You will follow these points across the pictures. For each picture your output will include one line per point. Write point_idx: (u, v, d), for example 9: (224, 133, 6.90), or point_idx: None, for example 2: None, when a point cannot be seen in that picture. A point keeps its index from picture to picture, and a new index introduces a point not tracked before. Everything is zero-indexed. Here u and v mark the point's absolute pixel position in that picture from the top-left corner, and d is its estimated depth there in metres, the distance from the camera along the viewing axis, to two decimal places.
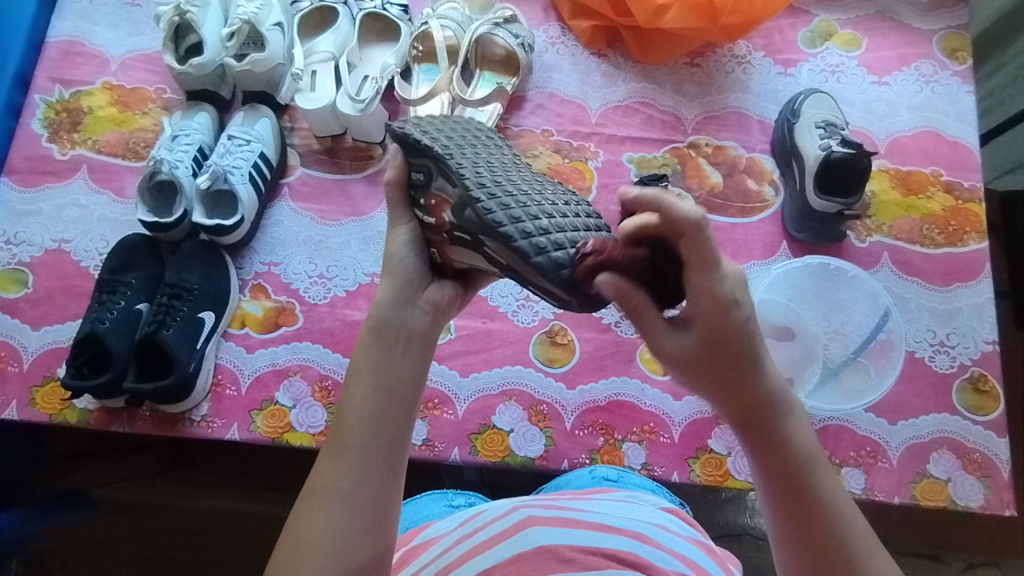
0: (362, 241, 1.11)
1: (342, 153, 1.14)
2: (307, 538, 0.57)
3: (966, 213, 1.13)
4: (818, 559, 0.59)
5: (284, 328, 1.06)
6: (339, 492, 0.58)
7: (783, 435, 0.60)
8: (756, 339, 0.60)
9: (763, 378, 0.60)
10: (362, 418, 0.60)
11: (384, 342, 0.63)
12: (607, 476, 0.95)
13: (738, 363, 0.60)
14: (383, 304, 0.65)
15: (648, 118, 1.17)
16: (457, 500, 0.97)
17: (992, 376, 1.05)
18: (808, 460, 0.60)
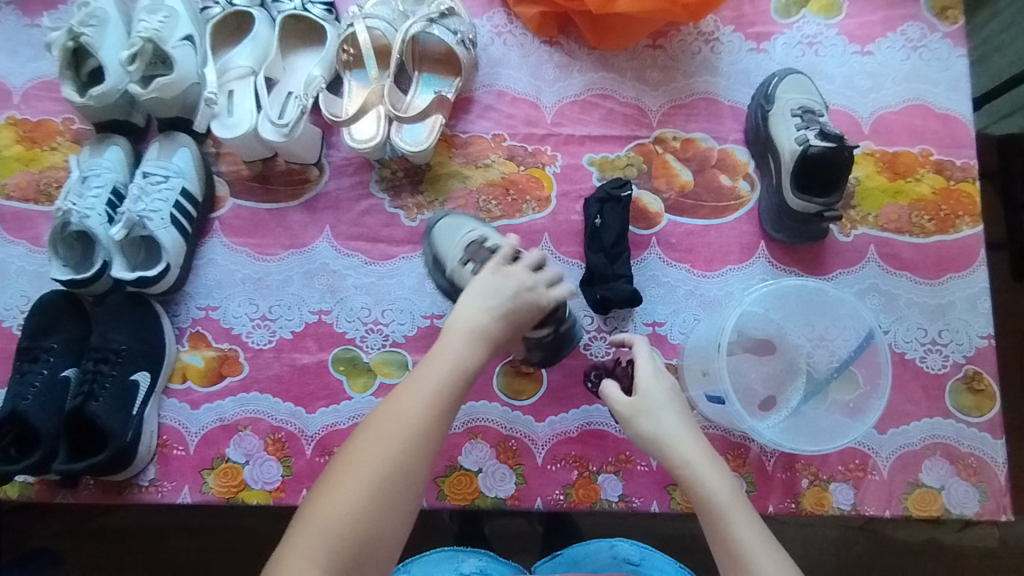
0: (305, 276, 1.02)
1: (274, 178, 1.04)
2: (363, 466, 0.63)
3: (959, 195, 1.04)
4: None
5: (229, 378, 0.98)
6: (382, 458, 0.63)
7: (703, 477, 0.70)
8: (677, 399, 0.77)
9: (687, 428, 0.74)
10: (442, 377, 0.69)
11: (476, 327, 0.74)
12: (627, 558, 0.95)
13: (662, 415, 0.75)
14: (486, 301, 0.76)
15: (609, 113, 1.06)
16: (467, 566, 0.96)
17: (988, 373, 0.98)
18: (727, 500, 0.68)
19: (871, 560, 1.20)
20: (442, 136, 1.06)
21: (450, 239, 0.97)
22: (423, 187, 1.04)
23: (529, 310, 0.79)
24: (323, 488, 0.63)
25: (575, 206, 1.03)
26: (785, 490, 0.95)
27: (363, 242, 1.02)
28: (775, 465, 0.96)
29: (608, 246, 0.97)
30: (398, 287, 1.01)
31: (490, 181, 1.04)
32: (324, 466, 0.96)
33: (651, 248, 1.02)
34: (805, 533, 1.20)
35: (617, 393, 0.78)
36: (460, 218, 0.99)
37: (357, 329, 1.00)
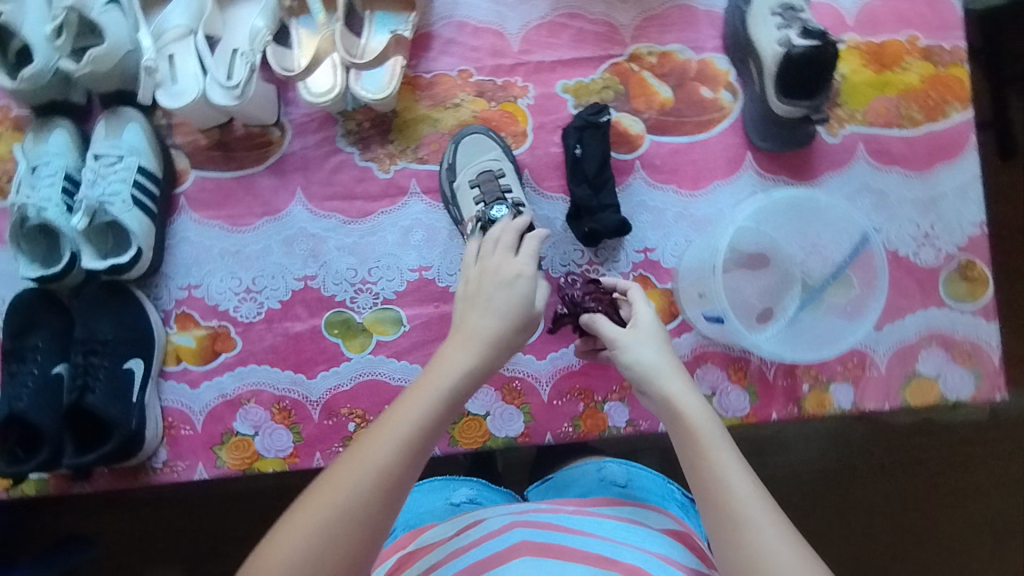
0: (284, 242, 0.98)
1: (235, 144, 0.99)
2: (350, 466, 0.58)
3: (948, 80, 0.99)
4: (721, 514, 0.59)
5: (224, 355, 0.97)
6: (356, 483, 0.57)
7: (682, 409, 0.66)
8: (657, 332, 0.75)
9: (664, 356, 0.72)
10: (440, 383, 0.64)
11: (485, 336, 0.68)
12: (615, 481, 0.93)
13: (643, 346, 0.73)
14: (494, 291, 0.71)
15: (579, 33, 1.00)
16: (457, 496, 0.94)
17: (981, 260, 0.98)
18: (705, 428, 0.64)
19: (869, 446, 1.24)
20: (405, 79, 1.00)
21: (469, 157, 0.95)
22: (392, 135, 0.99)
23: (507, 295, 0.71)
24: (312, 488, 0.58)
25: (553, 137, 0.99)
26: (787, 396, 0.97)
27: (339, 201, 0.99)
28: (776, 374, 0.97)
29: (590, 176, 0.93)
30: (382, 243, 0.99)
31: (462, 122, 0.99)
32: (333, 428, 0.97)
33: (636, 172, 0.99)
34: (803, 432, 1.23)
35: (605, 327, 0.76)
36: (488, 141, 0.95)
37: (345, 291, 0.98)
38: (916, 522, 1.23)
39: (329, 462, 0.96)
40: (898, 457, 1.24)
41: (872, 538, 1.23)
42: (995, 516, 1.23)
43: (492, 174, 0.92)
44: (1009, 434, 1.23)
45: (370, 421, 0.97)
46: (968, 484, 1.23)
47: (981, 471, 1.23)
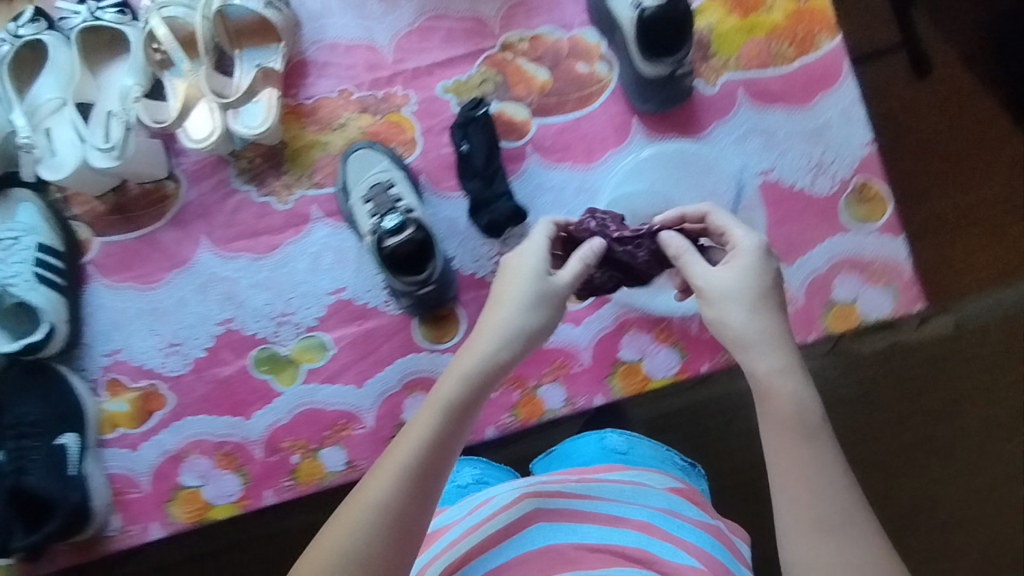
0: (197, 291, 0.99)
1: (132, 204, 0.99)
2: (367, 494, 0.56)
3: (812, 12, 1.01)
4: (817, 517, 0.55)
5: (158, 413, 0.98)
6: (367, 524, 0.54)
7: (786, 392, 0.59)
8: (769, 293, 0.65)
9: (775, 329, 0.63)
10: (446, 396, 0.61)
11: (496, 340, 0.64)
12: (616, 447, 0.88)
13: (738, 308, 0.64)
14: (513, 285, 0.67)
15: (449, 33, 1.01)
16: (462, 478, 0.88)
17: (875, 180, 1.00)
18: (811, 423, 0.58)
19: (852, 379, 1.16)
20: (287, 109, 1.00)
21: (359, 174, 0.95)
22: (285, 166, 1.00)
23: (524, 282, 0.67)
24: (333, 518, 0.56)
25: (442, 139, 1.00)
26: (713, 346, 0.98)
27: (244, 240, 0.99)
28: (698, 326, 0.98)
29: (479, 169, 0.95)
30: (294, 273, 0.99)
31: (350, 141, 1.00)
32: (278, 463, 0.97)
33: (528, 157, 1.01)
34: None
35: (700, 271, 0.68)
36: (374, 154, 0.96)
37: (267, 327, 0.99)
38: (906, 451, 1.17)
39: (280, 497, 0.97)
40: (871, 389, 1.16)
41: (876, 470, 1.17)
42: (1002, 415, 1.17)
43: (381, 185, 0.92)
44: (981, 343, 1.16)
45: (313, 449, 0.97)
46: (952, 401, 1.16)
47: (964, 384, 1.16)
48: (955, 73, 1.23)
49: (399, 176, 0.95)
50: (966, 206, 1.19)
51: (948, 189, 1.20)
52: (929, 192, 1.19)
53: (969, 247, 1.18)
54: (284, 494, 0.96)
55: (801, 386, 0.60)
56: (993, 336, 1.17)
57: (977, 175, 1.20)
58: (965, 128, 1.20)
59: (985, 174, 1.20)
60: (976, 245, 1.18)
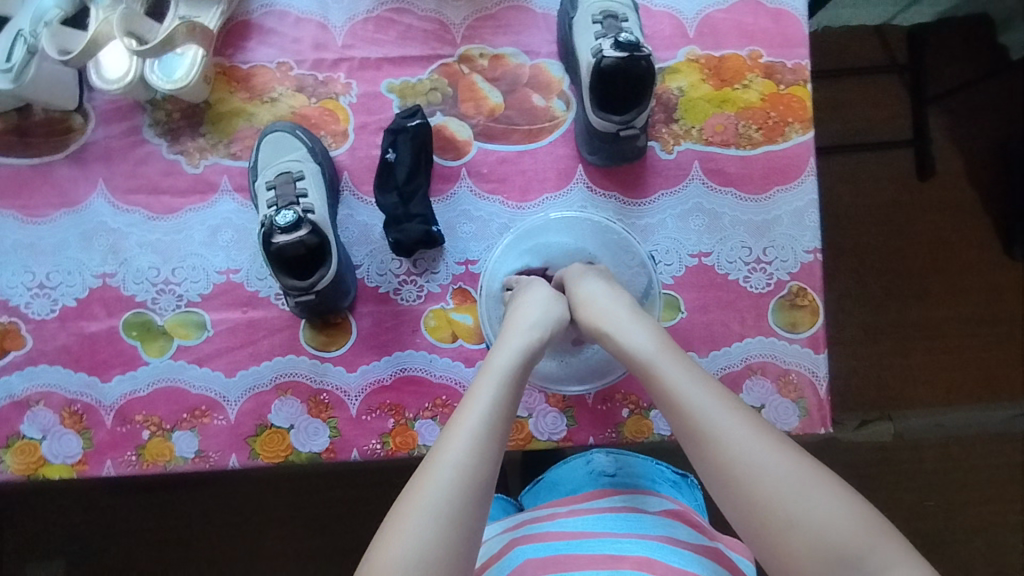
0: (82, 237, 0.93)
1: (33, 130, 0.93)
2: (441, 458, 0.62)
3: (789, 99, 0.95)
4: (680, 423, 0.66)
5: (13, 353, 0.92)
6: (447, 480, 0.61)
7: (627, 335, 0.74)
8: (603, 286, 0.82)
9: (613, 299, 0.79)
10: (497, 371, 0.70)
11: (527, 338, 0.74)
12: (604, 470, 0.91)
13: (590, 297, 0.80)
14: (520, 307, 0.80)
15: (407, 30, 0.95)
16: None
17: (813, 288, 0.94)
18: (654, 349, 0.72)
19: None
20: (220, 68, 0.94)
21: (272, 156, 0.91)
22: (203, 128, 0.94)
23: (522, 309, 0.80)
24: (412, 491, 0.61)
25: (375, 139, 0.94)
26: (605, 420, 0.93)
27: (144, 195, 0.93)
28: (594, 397, 0.94)
29: (400, 183, 0.91)
30: (188, 242, 0.94)
31: (278, 118, 0.94)
32: (126, 435, 0.92)
33: (461, 180, 0.95)
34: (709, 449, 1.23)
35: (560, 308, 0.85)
36: (293, 140, 0.91)
37: (146, 291, 0.93)
38: None
39: (119, 470, 0.91)
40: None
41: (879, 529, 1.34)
42: (926, 506, 1.34)
43: (289, 175, 0.88)
44: (909, 457, 1.35)
45: (166, 429, 0.92)
46: (883, 495, 1.34)
47: (904, 482, 1.34)
48: (887, 205, 1.39)
49: (311, 168, 0.90)
50: (915, 322, 1.37)
51: (906, 302, 1.37)
52: (889, 302, 1.37)
53: (911, 359, 1.36)
54: (124, 469, 0.91)
55: (626, 330, 0.74)
56: (920, 451, 1.35)
57: (928, 295, 1.38)
58: (893, 255, 1.38)
59: (937, 297, 1.38)
60: (903, 359, 1.36)
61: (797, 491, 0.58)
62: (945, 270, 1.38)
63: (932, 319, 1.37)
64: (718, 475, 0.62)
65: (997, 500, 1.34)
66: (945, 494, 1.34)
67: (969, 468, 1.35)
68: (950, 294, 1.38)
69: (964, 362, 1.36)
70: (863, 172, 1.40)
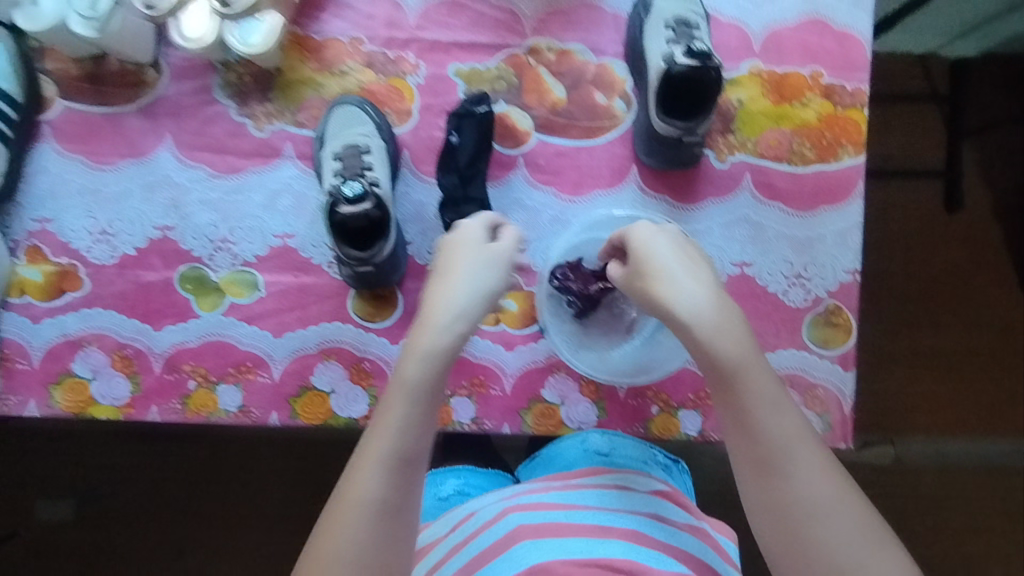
0: (146, 188, 0.95)
1: (107, 79, 0.95)
2: (357, 488, 0.63)
3: (845, 122, 0.98)
4: (756, 450, 0.65)
5: (70, 294, 0.95)
6: (361, 515, 0.62)
7: (720, 343, 0.67)
8: (686, 266, 0.72)
9: (700, 288, 0.70)
10: (412, 385, 0.67)
11: (436, 342, 0.69)
12: (598, 450, 0.93)
13: (677, 280, 0.71)
14: (435, 297, 0.72)
15: (478, 17, 0.97)
16: (445, 489, 1.00)
17: (848, 308, 0.97)
18: (748, 362, 0.67)
19: None
20: (294, 37, 0.96)
21: (340, 127, 0.93)
22: (272, 94, 0.96)
23: (440, 295, 0.71)
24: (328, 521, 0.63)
25: (438, 121, 0.97)
26: (634, 415, 0.97)
27: (209, 153, 0.96)
28: (627, 392, 0.97)
29: (462, 166, 0.93)
30: (247, 203, 0.96)
31: (346, 91, 0.96)
32: (173, 384, 0.95)
33: (517, 169, 0.97)
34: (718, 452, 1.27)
35: (618, 271, 0.78)
36: (361, 115, 0.94)
37: (204, 247, 0.96)
38: None
39: (164, 417, 0.95)
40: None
41: None
42: (923, 527, 1.38)
43: (357, 148, 0.91)
44: (907, 480, 1.38)
45: (212, 381, 0.95)
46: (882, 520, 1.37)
47: (903, 505, 1.37)
48: (919, 232, 1.42)
49: (378, 144, 0.93)
50: (928, 349, 1.40)
51: (920, 330, 1.40)
52: (904, 328, 1.40)
53: (920, 386, 1.39)
54: (169, 415, 0.95)
55: (717, 335, 0.68)
56: (922, 475, 1.38)
57: (943, 325, 1.40)
58: (917, 281, 1.41)
59: (952, 328, 1.41)
60: (916, 385, 1.40)
61: (858, 553, 0.61)
62: (967, 303, 1.41)
63: (945, 349, 1.40)
64: (779, 509, 0.64)
65: (990, 529, 1.38)
66: (941, 518, 1.38)
67: (967, 496, 1.38)
68: (965, 327, 1.41)
69: (970, 394, 1.40)
70: (896, 198, 1.42)
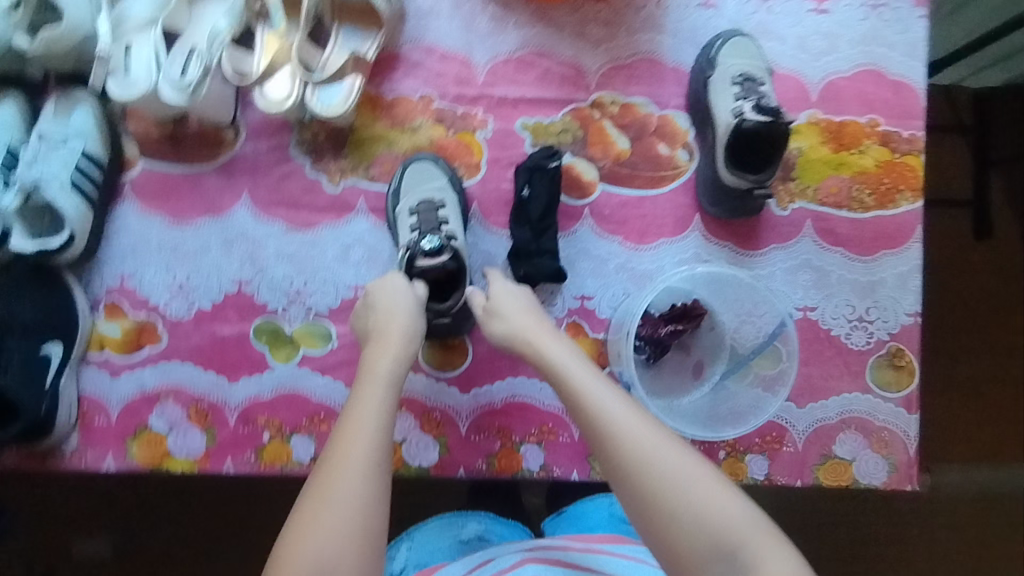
0: (223, 244, 0.98)
1: (186, 140, 0.98)
2: (339, 474, 0.66)
3: (903, 168, 1.00)
4: (590, 427, 0.70)
5: (148, 349, 0.97)
6: (349, 489, 0.65)
7: (546, 349, 0.77)
8: (518, 299, 0.84)
9: (507, 317, 0.82)
10: (384, 377, 0.74)
11: (383, 347, 0.78)
12: (624, 517, 0.95)
13: (509, 311, 0.83)
14: (367, 327, 0.83)
15: (545, 73, 1.00)
16: (467, 532, 0.95)
17: (910, 351, 0.98)
18: (567, 360, 0.76)
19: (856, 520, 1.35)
20: (367, 96, 0.99)
21: (415, 183, 0.96)
22: (346, 150, 0.99)
23: (385, 319, 0.81)
24: (309, 506, 0.65)
25: (506, 173, 0.99)
26: None
27: (283, 208, 0.98)
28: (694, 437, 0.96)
29: (534, 220, 0.95)
30: (322, 256, 0.98)
31: (417, 147, 0.99)
32: (247, 436, 0.96)
33: (583, 219, 1.00)
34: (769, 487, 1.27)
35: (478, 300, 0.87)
36: (436, 168, 0.97)
37: (279, 300, 0.98)
38: None
39: (238, 469, 0.95)
40: (842, 523, 1.35)
41: None
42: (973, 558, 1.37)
43: (432, 204, 0.93)
44: (950, 511, 1.37)
45: (286, 433, 0.96)
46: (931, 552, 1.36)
47: (952, 537, 1.37)
48: (960, 261, 1.43)
49: (452, 199, 0.96)
50: (967, 380, 1.41)
51: (959, 360, 1.41)
52: (946, 358, 1.41)
53: (962, 417, 1.40)
54: (243, 468, 0.95)
55: (551, 344, 0.78)
56: (970, 505, 1.38)
57: (983, 355, 1.41)
58: (958, 312, 1.42)
59: (992, 359, 1.41)
60: (961, 415, 1.40)
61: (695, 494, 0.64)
62: (1009, 332, 1.42)
63: (988, 379, 1.41)
64: (627, 475, 0.66)
65: None
66: (992, 549, 1.37)
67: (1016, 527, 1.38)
68: (1006, 357, 1.41)
69: (1012, 425, 1.40)
70: (936, 232, 1.44)
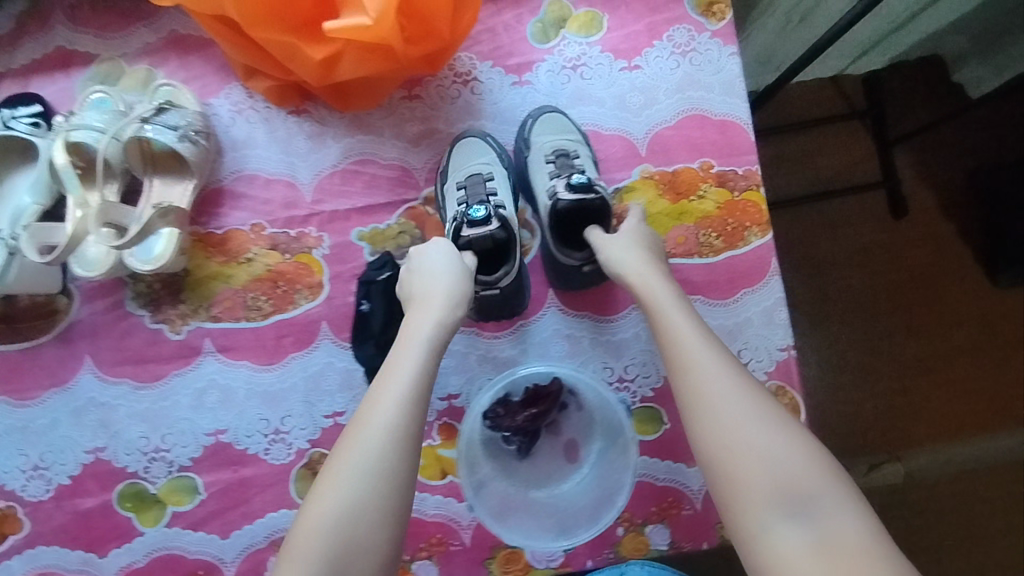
0: (73, 414, 0.95)
1: (20, 315, 0.96)
2: (371, 419, 0.69)
3: (744, 205, 0.99)
4: (676, 363, 0.73)
5: (11, 538, 0.93)
6: (380, 435, 0.68)
7: (649, 282, 0.80)
8: (633, 235, 0.86)
9: (621, 238, 0.85)
10: (420, 334, 0.76)
11: (426, 304, 0.79)
12: None
13: (627, 239, 0.85)
14: (420, 280, 0.83)
15: (372, 179, 0.99)
16: None
17: (791, 386, 0.96)
18: (667, 300, 0.78)
19: None
20: (197, 236, 0.98)
21: (462, 162, 0.96)
22: (184, 295, 0.97)
23: (428, 289, 0.81)
24: (341, 455, 0.68)
25: (350, 287, 0.97)
26: (601, 542, 0.93)
27: (129, 365, 0.96)
28: (583, 523, 0.90)
29: (376, 333, 0.95)
30: (176, 407, 0.95)
31: (255, 278, 0.97)
32: None
33: None
34: None
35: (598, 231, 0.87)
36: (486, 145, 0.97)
37: (138, 461, 0.95)
38: None
39: None
40: None
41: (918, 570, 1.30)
42: (961, 536, 1.31)
43: (480, 176, 0.92)
44: (927, 493, 1.32)
45: None
46: (919, 537, 1.30)
47: (935, 519, 1.31)
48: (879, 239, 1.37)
49: (500, 172, 0.95)
50: (912, 360, 1.36)
51: (897, 343, 1.36)
52: (883, 343, 1.36)
53: (915, 398, 1.35)
54: None
55: (653, 279, 0.80)
56: (941, 489, 1.32)
57: (922, 333, 1.36)
58: (887, 295, 1.37)
59: (932, 332, 1.37)
60: (915, 396, 1.35)
61: (772, 445, 0.65)
62: (943, 304, 1.37)
63: (929, 358, 1.36)
64: (706, 420, 0.68)
65: None
66: (976, 526, 1.31)
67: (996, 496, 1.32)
68: (947, 330, 1.36)
69: (965, 394, 1.35)
70: (842, 223, 1.37)
